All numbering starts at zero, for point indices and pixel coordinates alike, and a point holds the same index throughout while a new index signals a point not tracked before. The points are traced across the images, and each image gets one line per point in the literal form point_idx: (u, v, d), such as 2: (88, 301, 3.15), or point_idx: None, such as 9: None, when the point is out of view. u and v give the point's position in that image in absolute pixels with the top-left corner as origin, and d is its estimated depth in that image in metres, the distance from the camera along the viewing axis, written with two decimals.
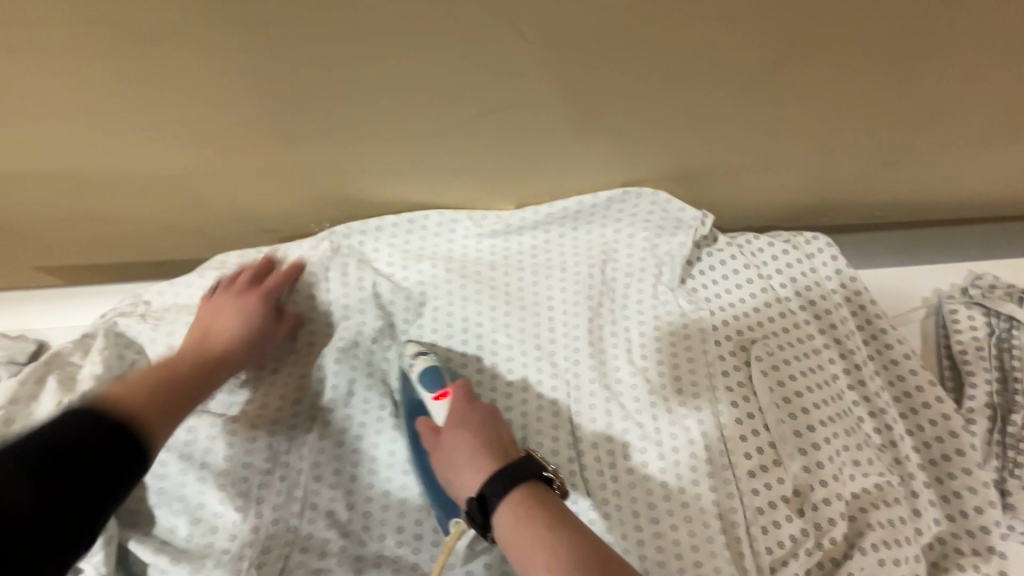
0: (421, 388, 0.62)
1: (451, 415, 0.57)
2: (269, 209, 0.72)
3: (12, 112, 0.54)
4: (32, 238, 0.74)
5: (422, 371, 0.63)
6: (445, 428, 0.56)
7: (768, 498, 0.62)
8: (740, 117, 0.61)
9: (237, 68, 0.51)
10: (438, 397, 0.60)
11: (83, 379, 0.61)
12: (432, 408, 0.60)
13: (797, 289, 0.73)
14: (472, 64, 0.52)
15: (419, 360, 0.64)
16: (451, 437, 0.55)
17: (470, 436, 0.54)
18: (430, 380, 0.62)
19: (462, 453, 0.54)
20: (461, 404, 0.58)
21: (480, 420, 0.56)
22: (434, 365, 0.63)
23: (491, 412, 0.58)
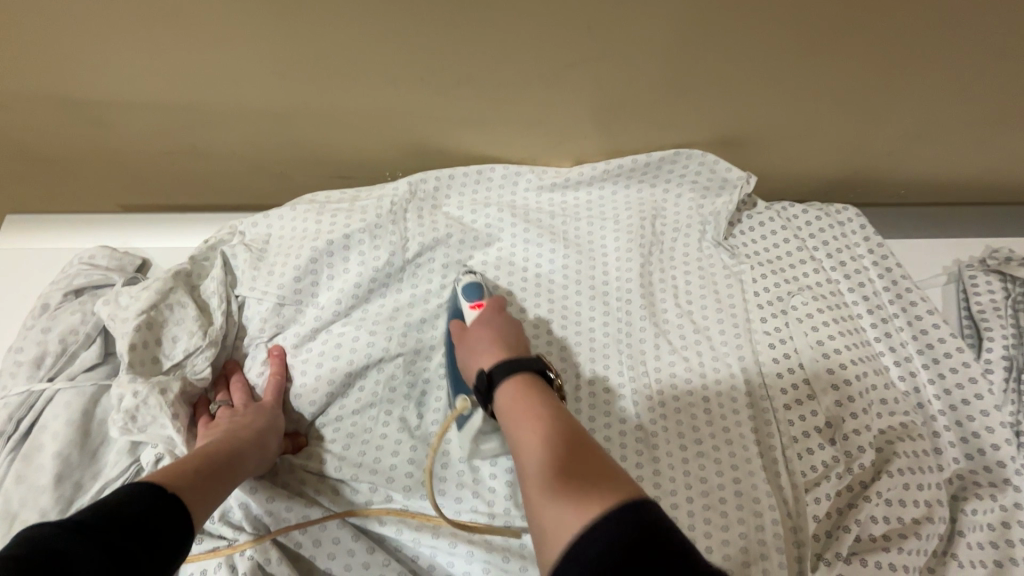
0: (462, 298, 0.67)
1: (482, 316, 0.63)
2: (352, 153, 0.79)
3: (159, 38, 0.62)
4: (137, 171, 0.82)
5: (467, 283, 0.68)
6: (474, 324, 0.62)
7: (803, 428, 0.68)
8: (787, 81, 0.69)
9: (354, 8, 0.59)
10: (475, 306, 0.66)
11: (207, 291, 0.68)
12: (466, 314, 0.66)
13: (829, 252, 0.80)
14: (558, 12, 0.60)
15: (466, 276, 0.70)
16: (476, 331, 0.61)
17: (492, 331, 0.60)
18: (472, 292, 0.67)
19: (482, 342, 0.59)
20: (493, 310, 0.64)
21: (504, 324, 0.62)
22: (477, 282, 0.68)
23: (517, 324, 0.63)
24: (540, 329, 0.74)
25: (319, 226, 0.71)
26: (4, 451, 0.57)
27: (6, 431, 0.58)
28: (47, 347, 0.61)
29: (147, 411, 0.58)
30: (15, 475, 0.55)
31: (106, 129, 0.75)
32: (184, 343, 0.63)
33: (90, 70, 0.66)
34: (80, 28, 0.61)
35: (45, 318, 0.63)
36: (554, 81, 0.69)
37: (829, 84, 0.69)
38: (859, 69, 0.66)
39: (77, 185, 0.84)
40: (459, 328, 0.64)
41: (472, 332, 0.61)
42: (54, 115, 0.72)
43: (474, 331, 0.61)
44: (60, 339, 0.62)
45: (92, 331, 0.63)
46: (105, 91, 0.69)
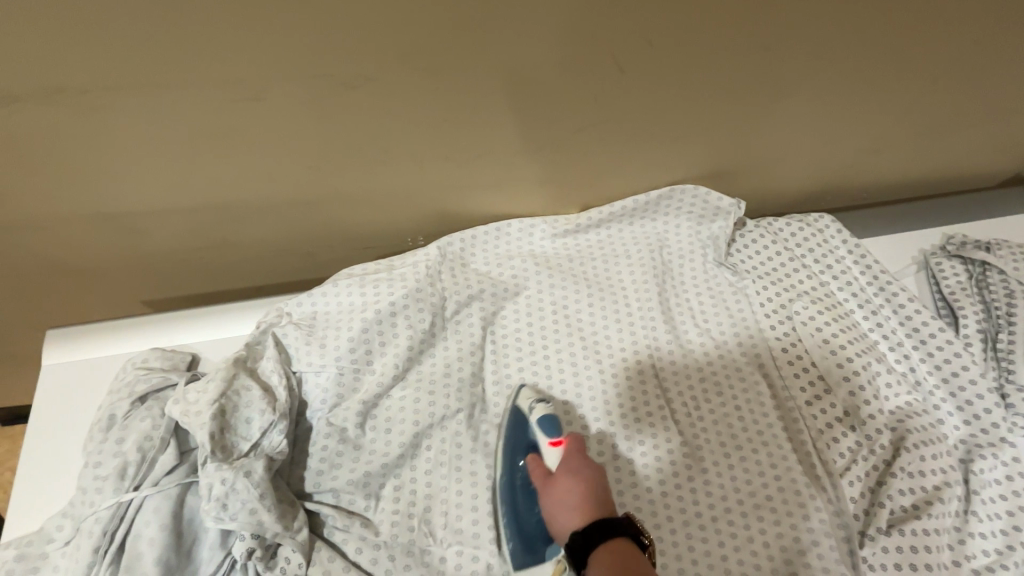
0: (539, 433, 0.67)
1: (568, 462, 0.63)
2: (378, 226, 0.85)
3: (202, 151, 0.66)
4: (166, 269, 0.85)
5: (541, 418, 0.68)
6: (561, 472, 0.63)
7: (826, 419, 0.77)
8: (765, 117, 0.78)
9: (391, 104, 0.65)
10: (555, 444, 0.65)
11: (268, 370, 0.71)
12: (546, 451, 0.66)
13: (816, 257, 0.90)
14: (570, 84, 0.67)
15: (538, 407, 0.69)
16: (565, 481, 0.62)
17: (580, 481, 0.61)
18: (549, 428, 0.67)
19: (573, 497, 0.60)
20: (578, 455, 0.64)
21: (590, 473, 0.62)
22: (551, 415, 0.68)
23: (602, 470, 0.64)
24: (579, 365, 0.80)
25: (363, 298, 0.75)
26: (103, 566, 0.58)
27: (101, 546, 0.59)
28: (127, 458, 0.63)
29: (236, 497, 0.61)
30: None
31: (141, 237, 0.78)
32: (257, 422, 0.66)
33: (129, 186, 0.70)
34: (127, 155, 0.65)
35: (116, 430, 0.65)
36: (564, 144, 0.76)
37: (799, 118, 0.79)
38: (823, 101, 0.77)
39: (106, 290, 0.87)
40: (539, 470, 0.65)
41: (559, 482, 0.62)
42: (91, 230, 0.75)
43: (561, 481, 0.62)
44: (138, 447, 0.63)
45: (165, 433, 0.65)
46: (142, 203, 0.72)
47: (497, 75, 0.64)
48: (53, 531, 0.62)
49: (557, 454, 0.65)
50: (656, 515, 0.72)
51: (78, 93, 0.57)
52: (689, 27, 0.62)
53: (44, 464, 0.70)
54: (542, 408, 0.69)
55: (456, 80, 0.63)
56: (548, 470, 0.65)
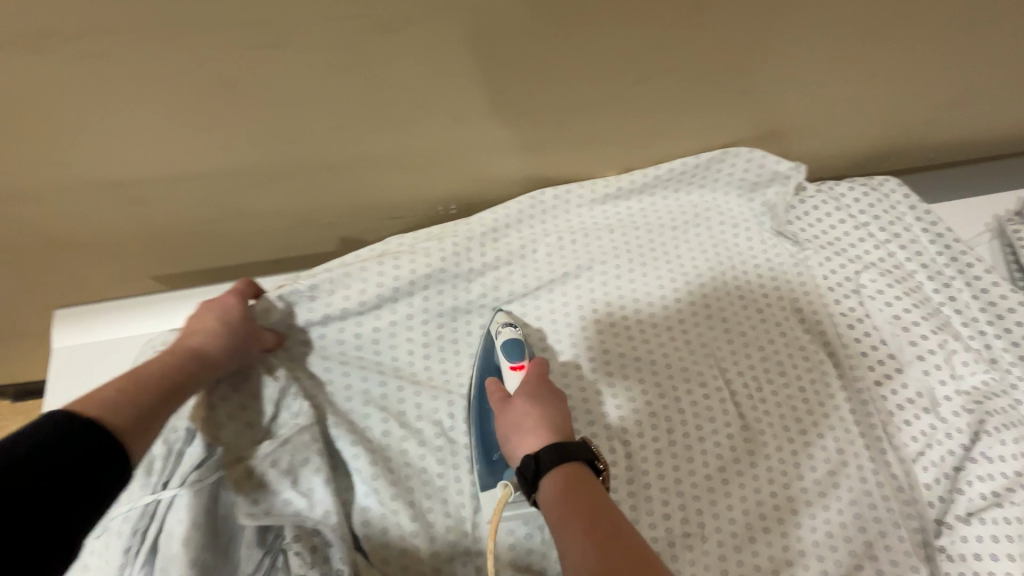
0: (501, 356, 0.67)
1: (525, 383, 0.63)
2: (405, 196, 0.78)
3: (212, 110, 0.59)
4: (174, 242, 0.78)
5: (506, 340, 0.68)
6: (518, 392, 0.62)
7: (897, 401, 0.71)
8: (840, 67, 0.70)
9: (428, 51, 0.56)
10: (516, 367, 0.66)
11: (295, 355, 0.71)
12: (507, 375, 0.66)
13: (882, 224, 0.82)
14: (629, 23, 0.59)
15: (506, 330, 0.69)
16: (521, 404, 0.60)
17: (535, 399, 0.60)
18: (514, 351, 0.67)
19: (527, 417, 0.58)
20: (539, 376, 0.63)
21: (548, 397, 0.60)
22: (517, 338, 0.68)
23: (561, 394, 0.62)
24: (625, 346, 0.75)
25: (391, 276, 0.71)
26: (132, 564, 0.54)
27: (132, 547, 0.55)
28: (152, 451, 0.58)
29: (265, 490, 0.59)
30: None
31: (148, 207, 0.71)
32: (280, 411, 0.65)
33: (128, 150, 0.62)
34: (128, 114, 0.58)
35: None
36: (617, 97, 0.68)
37: (879, 66, 0.71)
38: (908, 46, 0.68)
39: (114, 263, 0.80)
40: (495, 390, 0.64)
41: (516, 401, 0.61)
42: (93, 200, 0.68)
43: (518, 400, 0.61)
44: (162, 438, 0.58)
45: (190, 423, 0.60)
46: (145, 170, 0.65)
47: (550, 9, 0.55)
48: None
49: (517, 378, 0.65)
50: (716, 506, 0.67)
51: (71, 37, 0.49)
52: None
53: None
54: (510, 333, 0.69)
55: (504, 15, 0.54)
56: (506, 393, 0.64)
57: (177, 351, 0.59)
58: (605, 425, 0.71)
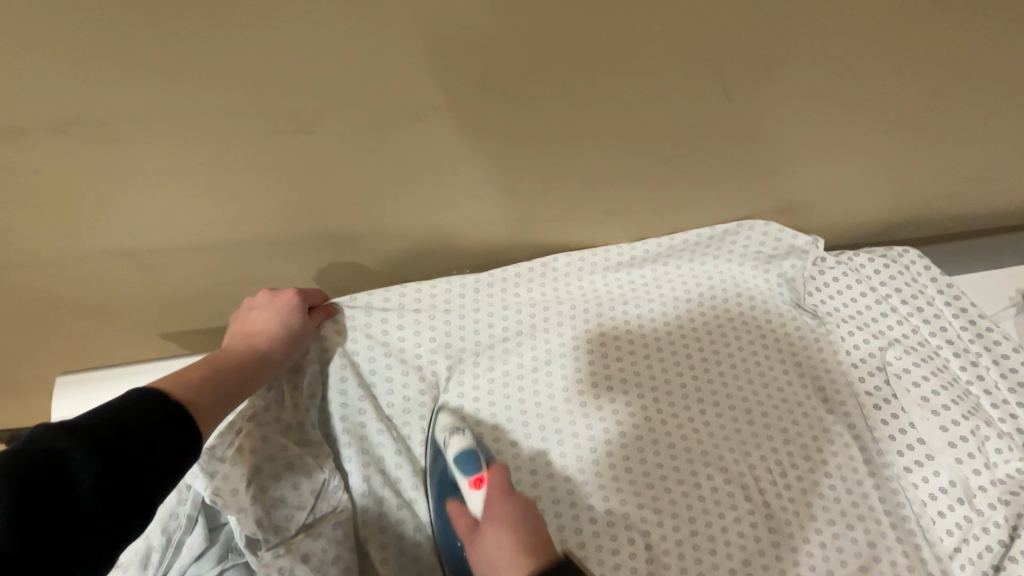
0: (459, 472, 0.63)
1: (487, 506, 0.57)
2: (422, 263, 0.77)
3: (232, 189, 0.58)
4: (182, 304, 0.77)
5: (459, 453, 0.64)
6: (482, 521, 0.56)
7: (929, 490, 0.69)
8: (862, 147, 0.70)
9: (456, 136, 0.57)
10: (476, 484, 0.61)
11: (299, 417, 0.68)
12: (469, 496, 0.61)
13: (904, 297, 0.80)
14: (657, 109, 0.59)
15: (455, 440, 0.66)
16: (490, 535, 0.54)
17: (497, 527, 0.54)
18: (468, 464, 0.63)
19: (501, 549, 0.53)
20: (498, 491, 0.58)
21: (516, 513, 0.55)
22: (470, 448, 0.64)
23: (527, 505, 0.57)
24: (642, 425, 0.72)
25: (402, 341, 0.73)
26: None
27: None
28: (151, 539, 0.56)
29: None
30: None
31: (160, 273, 0.70)
32: (307, 485, 0.62)
33: (142, 222, 0.61)
34: (152, 191, 0.57)
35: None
36: (640, 174, 0.68)
37: (904, 147, 0.71)
38: (930, 129, 0.68)
39: (121, 322, 0.79)
40: (463, 517, 0.60)
41: (481, 534, 0.55)
42: (107, 267, 0.67)
43: (483, 535, 0.55)
44: (163, 526, 0.56)
45: (192, 510, 0.57)
46: (159, 240, 0.64)
47: (584, 98, 0.56)
48: None
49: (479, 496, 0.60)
50: None
51: (97, 125, 0.49)
52: (805, 39, 0.54)
53: None
54: (462, 441, 0.65)
55: (533, 101, 0.55)
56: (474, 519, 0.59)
57: (247, 344, 0.62)
58: (623, 511, 0.68)
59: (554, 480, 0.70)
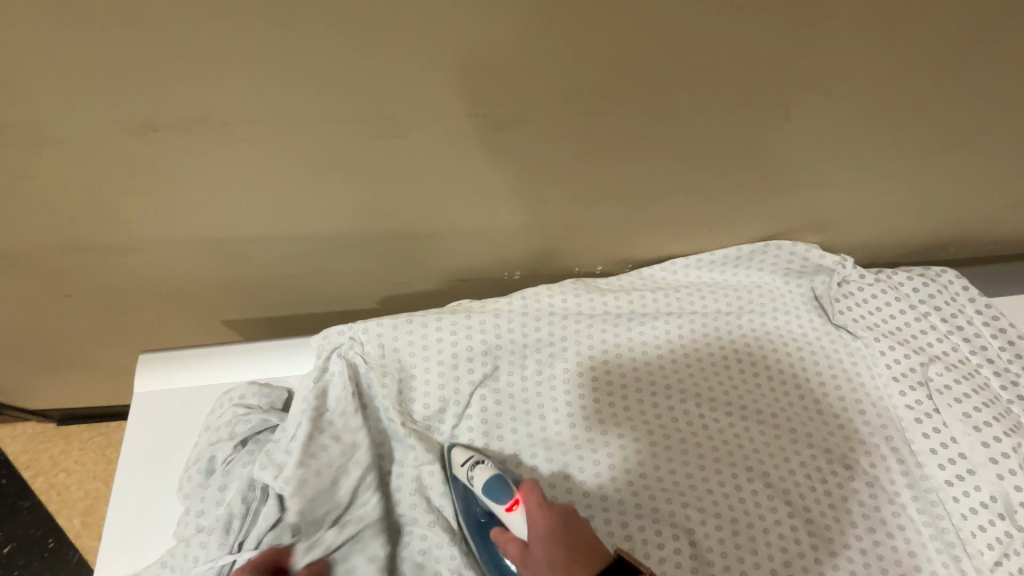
0: (491, 501, 0.65)
1: (530, 525, 0.61)
2: (478, 264, 0.81)
3: (320, 186, 0.63)
4: (252, 292, 0.82)
5: (485, 482, 0.66)
6: (531, 541, 0.60)
7: (970, 504, 0.70)
8: (912, 166, 0.73)
9: (530, 143, 0.61)
10: (512, 506, 0.63)
11: (336, 402, 0.71)
12: (507, 518, 0.64)
13: (944, 315, 0.82)
14: (719, 124, 0.62)
15: (478, 471, 0.67)
16: (540, 553, 0.59)
17: (548, 545, 0.59)
18: (499, 491, 0.64)
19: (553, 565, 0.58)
20: (537, 508, 0.61)
21: (558, 526, 0.60)
22: (496, 476, 0.66)
23: (566, 513, 0.61)
24: (680, 429, 0.75)
25: (449, 343, 0.75)
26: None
27: None
28: (234, 501, 0.63)
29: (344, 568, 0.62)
30: None
31: (239, 262, 0.75)
32: (343, 483, 0.66)
33: (232, 215, 0.66)
34: (248, 187, 0.62)
35: (220, 475, 0.66)
36: (696, 187, 0.71)
37: (953, 168, 0.74)
38: (977, 153, 0.71)
39: (193, 306, 0.84)
40: (510, 542, 0.63)
41: (532, 550, 0.60)
42: (192, 253, 0.72)
43: (533, 550, 0.60)
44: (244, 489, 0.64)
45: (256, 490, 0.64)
46: (244, 231, 0.69)
47: (652, 112, 0.60)
48: None
49: (518, 517, 0.63)
50: None
51: (217, 125, 0.54)
52: (867, 63, 0.58)
53: (135, 504, 0.68)
54: (486, 470, 0.67)
55: (607, 113, 0.59)
56: (520, 538, 0.63)
57: None
58: (668, 508, 0.70)
59: (601, 478, 0.72)
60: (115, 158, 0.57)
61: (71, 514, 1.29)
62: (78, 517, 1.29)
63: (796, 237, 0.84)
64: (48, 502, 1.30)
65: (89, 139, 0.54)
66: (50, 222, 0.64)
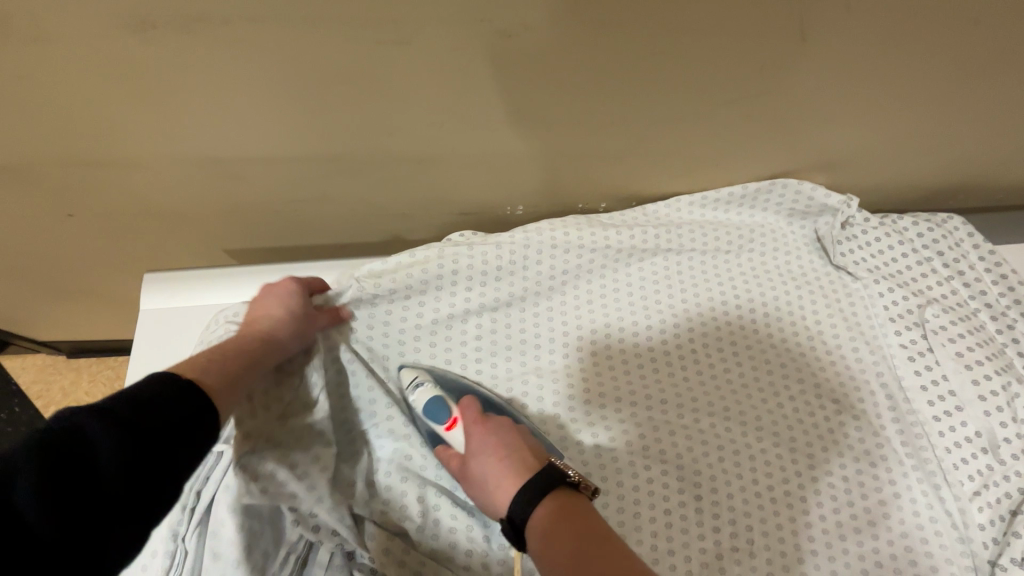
0: (432, 420, 0.67)
1: (467, 439, 0.64)
2: (479, 197, 0.81)
3: (322, 102, 0.62)
4: (252, 219, 0.82)
5: (428, 402, 0.68)
6: (467, 454, 0.63)
7: (955, 438, 0.72)
8: (926, 103, 0.71)
9: (534, 60, 0.60)
10: (449, 425, 0.66)
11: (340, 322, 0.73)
12: (448, 438, 0.66)
13: (946, 260, 0.82)
14: (729, 46, 0.61)
15: (421, 392, 0.69)
16: (476, 462, 0.61)
17: (483, 453, 0.61)
18: (439, 411, 0.67)
19: (486, 470, 0.59)
20: (474, 422, 0.64)
21: (495, 436, 0.62)
22: (438, 395, 0.68)
23: (501, 424, 0.63)
24: (674, 363, 0.77)
25: (447, 271, 0.75)
26: (219, 506, 0.60)
27: (188, 504, 0.61)
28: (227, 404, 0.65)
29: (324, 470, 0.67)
30: (211, 553, 0.59)
31: (240, 184, 0.74)
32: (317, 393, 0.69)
33: (231, 131, 0.65)
34: (247, 99, 0.61)
35: None
36: (706, 116, 0.70)
37: (969, 107, 0.72)
38: (996, 90, 0.69)
39: (195, 231, 0.84)
40: (452, 459, 0.65)
41: (469, 461, 0.62)
42: (191, 173, 0.72)
43: (471, 461, 0.61)
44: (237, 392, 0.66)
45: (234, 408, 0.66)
46: (244, 150, 0.68)
47: (660, 30, 0.58)
48: None
49: (458, 434, 0.65)
50: (766, 521, 0.69)
51: (219, 24, 0.53)
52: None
53: None
54: (428, 390, 0.69)
55: (619, 27, 0.57)
56: (458, 452, 0.65)
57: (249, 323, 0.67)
58: (657, 435, 0.73)
59: (595, 405, 0.74)
60: (116, 60, 0.56)
61: None
62: None
63: (801, 177, 0.83)
64: None
65: (88, 36, 0.53)
66: (47, 131, 0.64)
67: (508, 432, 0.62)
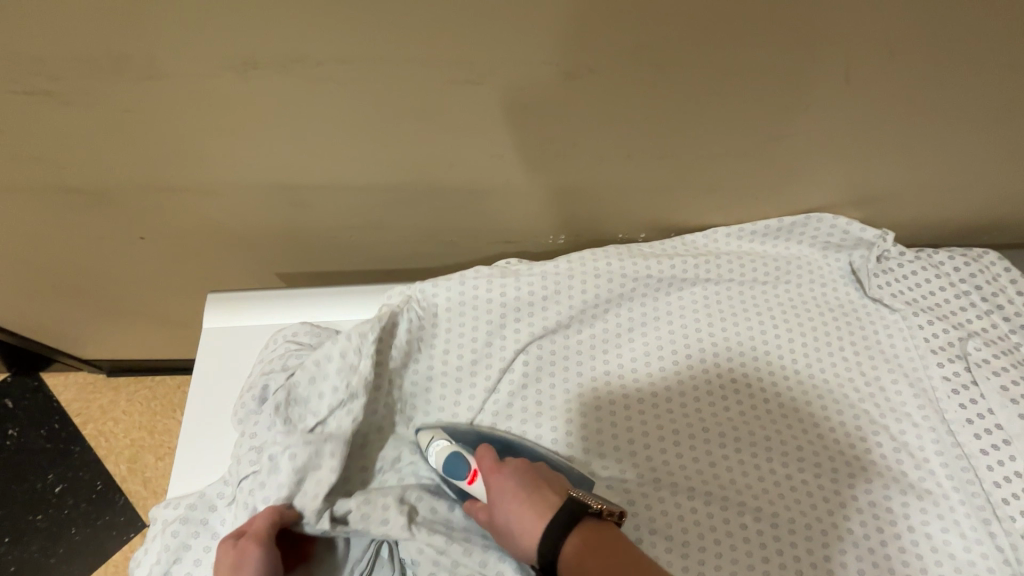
0: (453, 478, 0.70)
1: (489, 490, 0.67)
2: (524, 226, 0.84)
3: (390, 138, 0.67)
4: (308, 244, 0.87)
5: (446, 457, 0.70)
6: (492, 507, 0.66)
7: (1002, 472, 0.72)
8: (962, 144, 0.74)
9: (590, 101, 0.64)
10: (471, 480, 0.69)
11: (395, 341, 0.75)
12: (471, 492, 0.69)
13: (984, 295, 0.83)
14: (773, 90, 0.65)
15: (440, 450, 0.71)
16: (501, 513, 0.65)
17: (506, 500, 0.65)
18: (457, 466, 0.70)
19: (513, 518, 0.64)
20: (489, 472, 0.68)
21: (506, 484, 0.66)
22: (455, 450, 0.70)
23: (517, 467, 0.67)
24: (716, 390, 0.78)
25: (497, 300, 0.78)
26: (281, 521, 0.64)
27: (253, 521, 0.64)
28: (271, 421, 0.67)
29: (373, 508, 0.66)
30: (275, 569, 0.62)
31: (303, 211, 0.79)
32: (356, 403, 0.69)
33: (303, 163, 0.70)
34: (321, 134, 0.66)
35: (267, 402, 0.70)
36: (751, 153, 0.73)
37: (1004, 148, 0.74)
38: None
39: (252, 254, 0.89)
40: (479, 510, 0.68)
41: (494, 514, 0.66)
42: (260, 199, 0.77)
43: (495, 512, 0.66)
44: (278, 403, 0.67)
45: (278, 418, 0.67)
46: (312, 179, 0.73)
47: (710, 75, 0.62)
48: (214, 499, 0.67)
49: (479, 486, 0.69)
50: (813, 552, 0.68)
51: (312, 65, 0.58)
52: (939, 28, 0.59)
53: (197, 428, 0.74)
54: (445, 448, 0.71)
55: (674, 72, 0.62)
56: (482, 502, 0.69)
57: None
58: (701, 461, 0.73)
59: (637, 429, 0.75)
60: (211, 98, 0.61)
61: (118, 459, 1.35)
62: (124, 463, 1.35)
63: (837, 212, 0.85)
64: (97, 448, 1.36)
65: (191, 77, 0.59)
66: (136, 159, 0.70)
67: (524, 471, 0.67)
